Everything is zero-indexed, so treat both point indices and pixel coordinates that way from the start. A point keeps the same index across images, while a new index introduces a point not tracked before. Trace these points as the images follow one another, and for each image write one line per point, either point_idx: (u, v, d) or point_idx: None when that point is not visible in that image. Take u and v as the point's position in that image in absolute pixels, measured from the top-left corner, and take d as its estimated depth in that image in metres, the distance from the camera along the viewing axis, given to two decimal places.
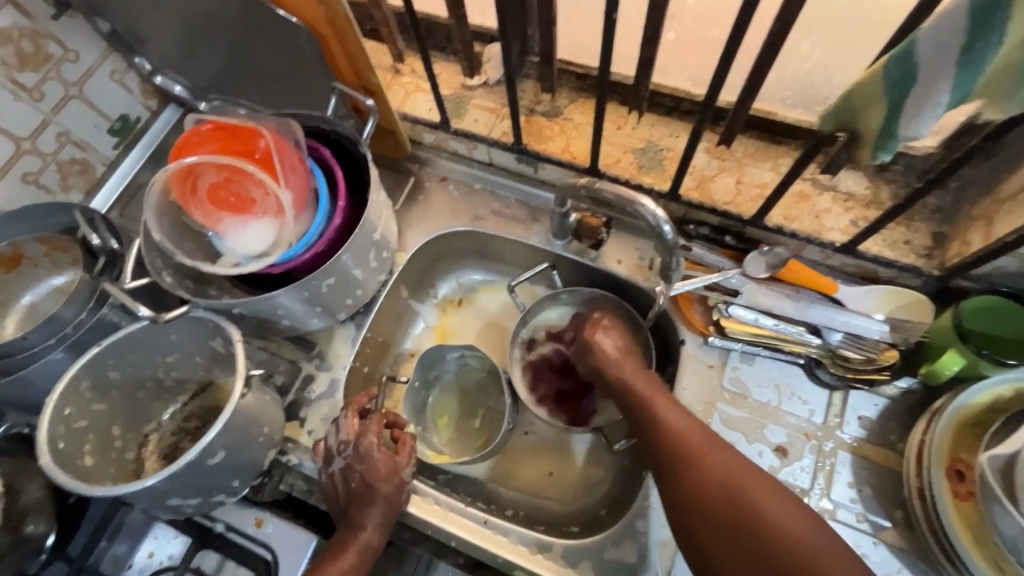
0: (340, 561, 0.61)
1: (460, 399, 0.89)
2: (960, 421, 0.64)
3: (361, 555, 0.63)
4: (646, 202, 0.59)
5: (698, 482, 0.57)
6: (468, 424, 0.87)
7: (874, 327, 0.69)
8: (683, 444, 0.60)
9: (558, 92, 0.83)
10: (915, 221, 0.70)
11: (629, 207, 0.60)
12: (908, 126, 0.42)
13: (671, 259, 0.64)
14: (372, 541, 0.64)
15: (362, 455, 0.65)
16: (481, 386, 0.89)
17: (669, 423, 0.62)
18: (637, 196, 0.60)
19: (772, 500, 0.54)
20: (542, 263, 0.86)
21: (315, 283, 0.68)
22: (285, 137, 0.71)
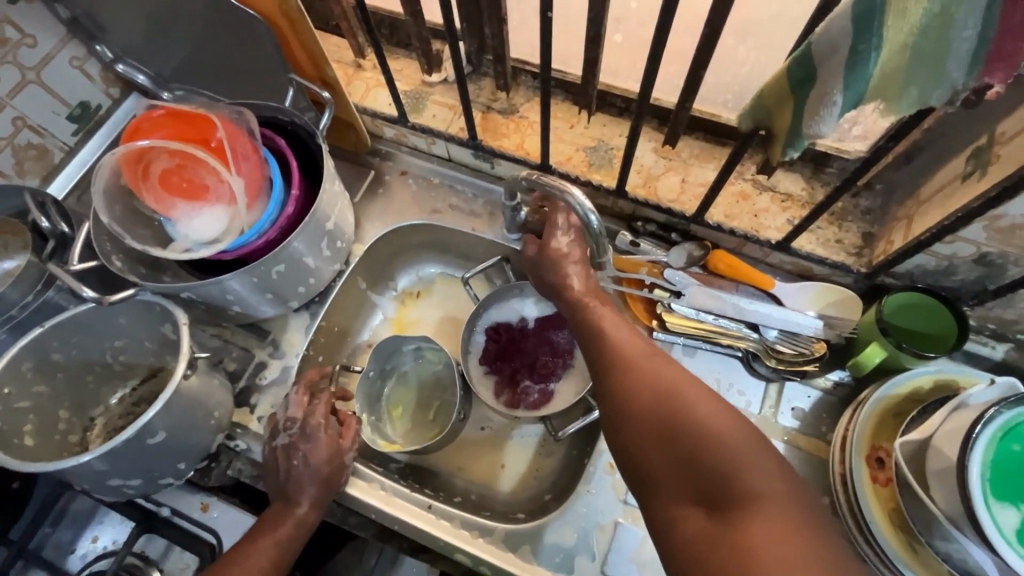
0: (278, 532, 0.63)
1: (416, 391, 0.90)
2: (881, 411, 0.67)
3: (298, 529, 0.64)
4: (575, 192, 0.63)
5: (647, 407, 0.52)
6: (422, 415, 0.88)
7: (808, 323, 0.72)
8: (638, 368, 0.56)
9: (514, 90, 0.86)
10: (847, 222, 0.74)
11: (559, 196, 0.64)
12: (811, 124, 0.45)
13: (598, 247, 0.67)
14: (306, 517, 0.65)
15: (306, 432, 0.68)
16: (436, 377, 0.90)
17: (627, 352, 0.58)
18: (566, 186, 0.63)
19: (718, 419, 0.49)
20: (496, 256, 0.89)
21: (265, 269, 0.69)
22: (238, 125, 0.72)
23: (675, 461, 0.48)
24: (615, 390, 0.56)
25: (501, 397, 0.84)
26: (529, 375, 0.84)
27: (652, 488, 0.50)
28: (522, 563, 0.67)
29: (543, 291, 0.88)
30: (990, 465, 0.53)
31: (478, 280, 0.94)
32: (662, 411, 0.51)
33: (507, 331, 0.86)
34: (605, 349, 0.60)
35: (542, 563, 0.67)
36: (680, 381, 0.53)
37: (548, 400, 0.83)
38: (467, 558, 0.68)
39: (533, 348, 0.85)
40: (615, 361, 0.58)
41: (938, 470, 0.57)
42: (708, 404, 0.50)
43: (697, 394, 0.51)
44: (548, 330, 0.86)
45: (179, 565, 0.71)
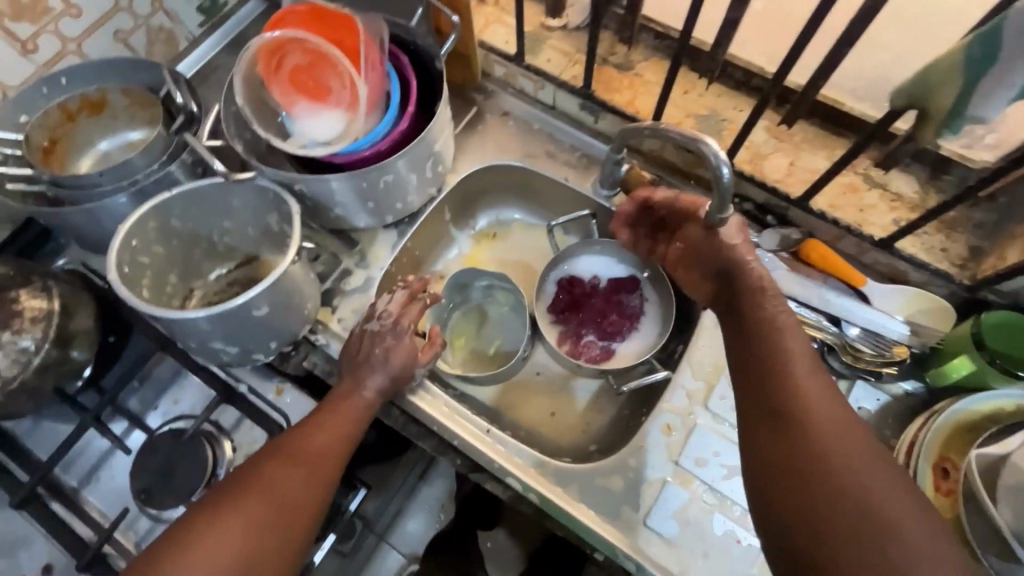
0: (348, 410, 0.66)
1: (480, 327, 0.92)
2: (956, 424, 0.66)
3: (365, 410, 0.67)
4: (709, 141, 0.64)
5: (826, 468, 0.49)
6: (483, 349, 0.91)
7: (895, 328, 0.72)
8: (821, 423, 0.52)
9: (634, 47, 0.85)
10: (956, 232, 0.72)
11: (691, 144, 0.65)
12: (977, 106, 0.45)
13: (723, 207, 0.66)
14: (373, 403, 0.68)
15: (396, 327, 0.71)
16: (501, 316, 0.92)
17: (810, 400, 0.54)
18: (699, 136, 0.65)
19: (909, 517, 0.46)
20: (582, 210, 0.89)
21: (373, 177, 0.72)
22: (370, 35, 0.73)
23: (844, 540, 0.46)
24: (782, 434, 0.53)
25: (564, 345, 0.86)
26: (595, 330, 0.86)
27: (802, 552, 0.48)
28: (569, 499, 0.70)
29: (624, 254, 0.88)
30: None
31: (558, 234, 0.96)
32: (829, 472, 0.49)
33: (581, 283, 0.88)
34: (783, 389, 0.55)
35: (587, 502, 0.70)
36: (866, 459, 0.49)
37: (610, 356, 0.85)
38: (517, 484, 0.71)
39: (603, 306, 0.86)
40: (790, 404, 0.54)
41: (1014, 485, 0.56)
42: (900, 501, 0.47)
43: (883, 480, 0.48)
44: (621, 292, 0.87)
45: (248, 439, 0.76)
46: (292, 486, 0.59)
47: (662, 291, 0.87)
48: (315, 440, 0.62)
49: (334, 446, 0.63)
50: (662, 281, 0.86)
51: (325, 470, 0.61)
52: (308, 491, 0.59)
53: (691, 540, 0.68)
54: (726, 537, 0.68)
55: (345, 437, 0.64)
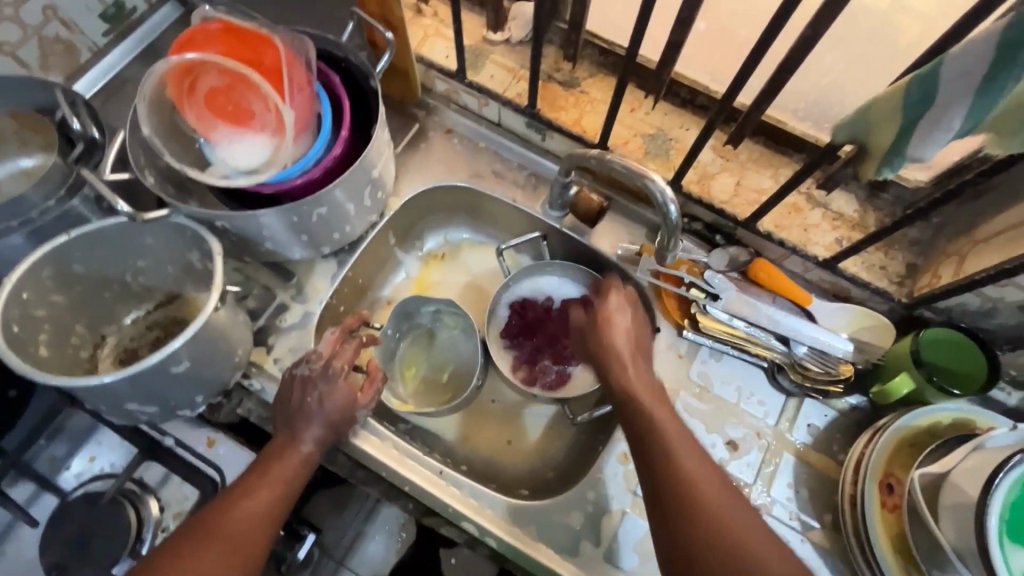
0: (284, 466, 0.61)
1: (430, 354, 0.88)
2: (899, 440, 0.68)
3: (303, 466, 0.62)
4: (657, 178, 0.63)
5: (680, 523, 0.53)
6: (435, 377, 0.87)
7: (839, 345, 0.72)
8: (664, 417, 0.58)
9: (579, 63, 0.82)
10: (893, 250, 0.74)
11: (638, 181, 0.64)
12: (916, 147, 0.44)
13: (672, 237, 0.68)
14: (311, 456, 0.63)
15: (327, 372, 0.65)
16: (452, 341, 0.88)
17: (657, 402, 0.60)
18: (647, 172, 0.64)
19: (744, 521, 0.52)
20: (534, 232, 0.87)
21: (306, 211, 0.66)
22: (295, 53, 0.67)
23: None
24: (656, 449, 0.56)
25: (517, 373, 0.83)
26: (550, 355, 0.83)
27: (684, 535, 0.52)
28: (527, 539, 0.68)
29: (575, 275, 0.86)
30: (1010, 506, 0.54)
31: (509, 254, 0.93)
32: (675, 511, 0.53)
33: (532, 305, 0.84)
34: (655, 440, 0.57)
35: (547, 542, 0.68)
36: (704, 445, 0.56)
37: (565, 382, 0.83)
38: (473, 527, 0.68)
39: (557, 329, 0.83)
40: (662, 450, 0.56)
41: (953, 505, 0.58)
42: (734, 510, 0.52)
43: (718, 482, 0.54)
44: None
45: (177, 496, 0.69)
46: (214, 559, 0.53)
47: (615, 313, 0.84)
48: (243, 508, 0.57)
49: (264, 517, 0.57)
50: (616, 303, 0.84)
51: (252, 544, 0.55)
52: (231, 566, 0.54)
53: (653, 572, 0.67)
54: None
55: (279, 502, 0.59)
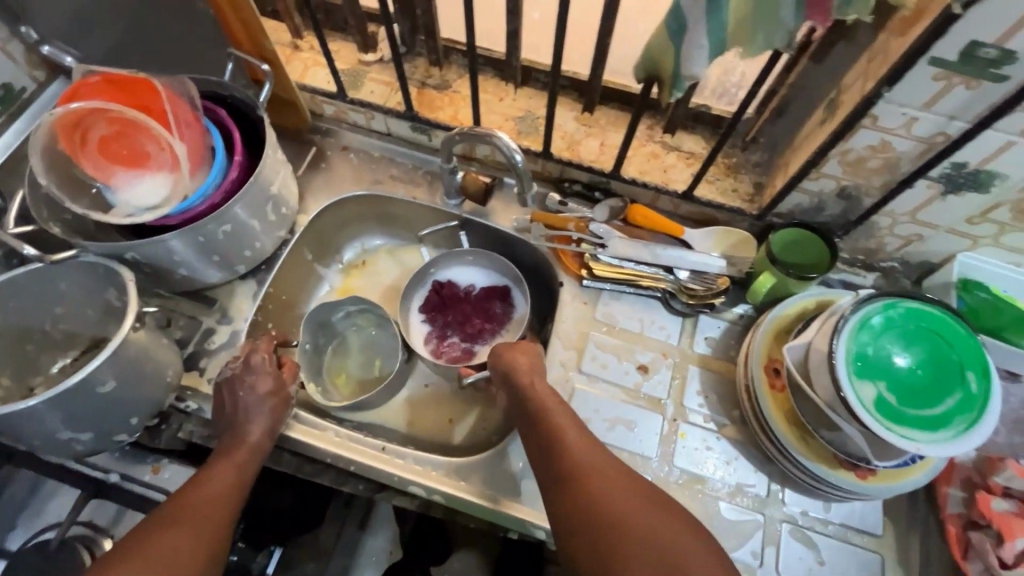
0: (235, 457, 0.65)
1: (357, 356, 0.94)
2: (777, 328, 0.78)
3: (252, 455, 0.67)
4: (501, 136, 0.72)
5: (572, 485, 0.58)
6: (367, 376, 0.92)
7: (713, 262, 0.82)
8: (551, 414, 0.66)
9: (447, 68, 0.92)
10: (741, 174, 0.85)
11: (486, 138, 0.72)
12: (688, 67, 0.55)
13: (524, 182, 0.77)
14: (259, 444, 0.68)
15: (250, 365, 0.71)
16: (374, 338, 0.94)
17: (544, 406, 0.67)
18: (494, 131, 0.72)
19: (621, 488, 0.56)
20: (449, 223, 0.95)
21: (210, 229, 0.71)
22: (178, 93, 0.74)
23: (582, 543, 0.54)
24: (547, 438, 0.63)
25: (429, 346, 0.91)
26: (459, 332, 0.91)
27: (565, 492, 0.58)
28: (472, 490, 0.72)
29: (495, 264, 0.93)
30: (854, 349, 0.63)
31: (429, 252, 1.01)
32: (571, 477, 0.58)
33: (448, 289, 0.92)
34: (571, 469, 0.59)
35: (491, 489, 0.72)
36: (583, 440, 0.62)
37: (470, 357, 0.89)
38: (420, 490, 0.73)
39: (471, 310, 0.91)
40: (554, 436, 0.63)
41: (818, 365, 0.67)
42: (616, 482, 0.57)
43: (598, 462, 0.59)
44: (489, 298, 0.92)
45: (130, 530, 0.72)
46: (181, 544, 0.55)
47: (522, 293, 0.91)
48: (203, 499, 0.60)
49: (223, 498, 0.62)
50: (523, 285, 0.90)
51: (218, 524, 0.59)
52: (196, 553, 0.55)
53: None
54: None
55: (236, 487, 0.63)
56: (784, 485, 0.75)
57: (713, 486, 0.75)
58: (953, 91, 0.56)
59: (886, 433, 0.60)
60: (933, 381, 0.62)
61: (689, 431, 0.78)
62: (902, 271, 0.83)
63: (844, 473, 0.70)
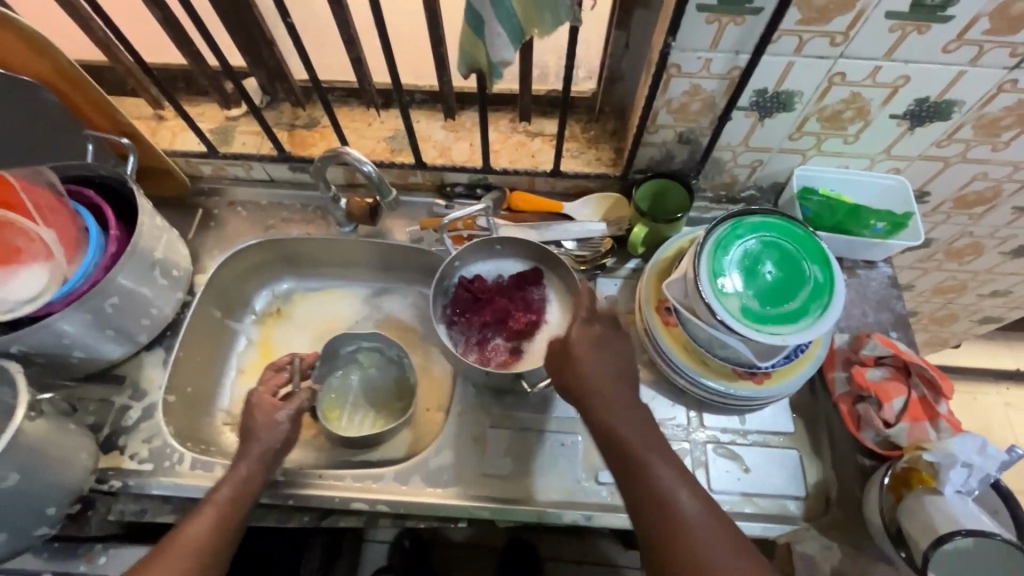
0: (226, 490, 0.68)
1: (356, 393, 0.93)
2: (661, 271, 0.84)
3: (244, 484, 0.69)
4: (349, 150, 0.76)
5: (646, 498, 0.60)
6: (360, 415, 0.91)
7: (595, 227, 0.88)
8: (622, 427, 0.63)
9: (313, 106, 0.97)
10: (600, 143, 0.93)
11: (335, 155, 0.77)
12: (499, 54, 0.61)
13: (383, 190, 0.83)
14: (250, 475, 0.70)
15: (249, 406, 0.77)
16: (371, 379, 0.94)
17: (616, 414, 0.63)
18: (341, 149, 0.77)
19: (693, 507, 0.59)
20: (357, 257, 0.99)
21: (97, 305, 0.72)
22: (38, 184, 0.75)
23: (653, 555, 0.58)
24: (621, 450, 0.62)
25: (471, 357, 0.83)
26: (502, 332, 0.83)
27: (638, 505, 0.60)
28: (416, 491, 0.74)
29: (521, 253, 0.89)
30: (714, 270, 0.69)
31: (344, 292, 1.04)
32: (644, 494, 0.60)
33: (475, 291, 0.84)
34: (655, 491, 0.59)
35: (432, 485, 0.75)
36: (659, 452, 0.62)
37: (519, 356, 0.83)
38: (365, 505, 0.74)
39: (508, 304, 0.84)
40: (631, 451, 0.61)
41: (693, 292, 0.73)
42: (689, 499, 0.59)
43: (676, 477, 0.60)
44: (524, 287, 0.86)
45: None
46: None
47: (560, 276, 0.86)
48: (198, 530, 0.65)
49: (216, 529, 0.65)
50: (559, 268, 0.86)
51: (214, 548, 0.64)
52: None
53: (527, 466, 0.76)
54: (553, 447, 0.77)
55: (224, 513, 0.67)
56: (700, 410, 0.81)
57: None
58: (727, 30, 0.65)
59: (756, 336, 0.66)
60: (790, 278, 0.69)
61: None
62: (759, 196, 0.92)
63: (744, 383, 0.77)
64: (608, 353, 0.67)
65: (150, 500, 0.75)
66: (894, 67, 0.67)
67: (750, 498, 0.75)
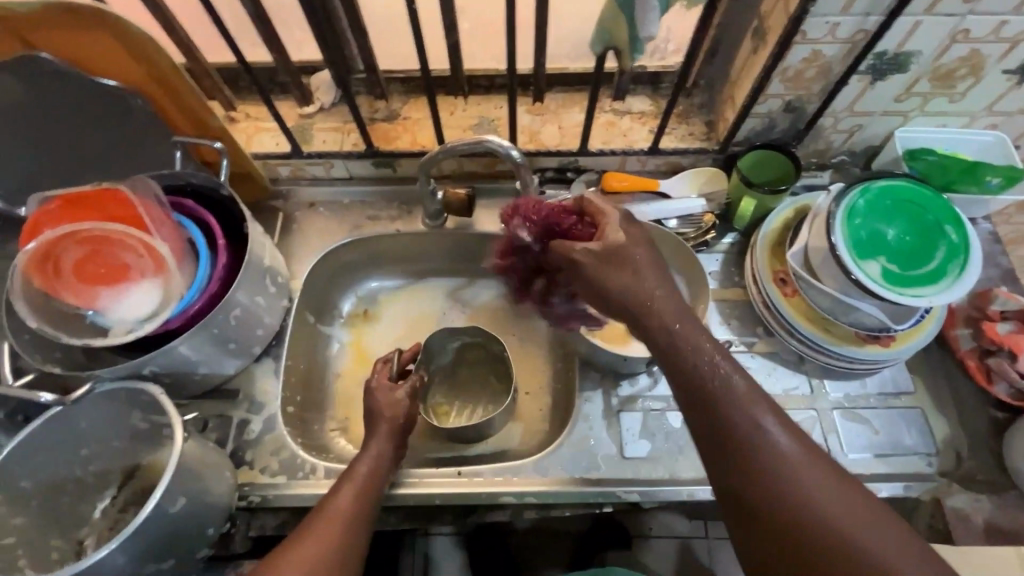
0: (360, 468, 0.69)
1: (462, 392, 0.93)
2: (771, 243, 0.84)
3: (378, 464, 0.70)
4: (492, 138, 0.75)
5: (729, 442, 0.51)
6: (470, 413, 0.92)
7: (696, 203, 0.87)
8: (686, 352, 0.55)
9: (390, 98, 0.93)
10: (691, 118, 0.91)
11: (480, 147, 0.75)
12: (644, 30, 0.60)
13: (528, 180, 0.79)
14: (383, 452, 0.71)
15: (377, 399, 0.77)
16: (476, 378, 0.94)
17: (673, 341, 0.56)
18: (483, 138, 0.75)
19: (799, 461, 0.50)
20: (442, 250, 0.97)
21: (222, 318, 0.69)
22: (142, 196, 0.71)
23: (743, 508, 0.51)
24: (686, 381, 0.54)
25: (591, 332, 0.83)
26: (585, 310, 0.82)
27: (720, 455, 0.52)
28: (558, 481, 0.74)
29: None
30: (848, 237, 0.70)
31: (427, 287, 1.01)
32: (727, 434, 0.51)
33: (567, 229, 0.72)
34: (729, 435, 0.51)
35: (574, 473, 0.75)
36: (745, 394, 0.53)
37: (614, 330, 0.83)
38: (510, 498, 0.74)
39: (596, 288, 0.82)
40: (699, 378, 0.54)
41: (822, 260, 0.74)
42: (793, 452, 0.50)
43: (757, 419, 0.51)
44: None
45: None
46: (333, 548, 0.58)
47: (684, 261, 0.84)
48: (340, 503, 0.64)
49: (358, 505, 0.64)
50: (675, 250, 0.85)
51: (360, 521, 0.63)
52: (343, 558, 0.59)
53: (664, 446, 0.76)
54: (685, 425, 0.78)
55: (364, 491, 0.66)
56: (823, 378, 0.81)
57: None
58: None
59: (902, 299, 0.67)
60: (922, 241, 0.70)
61: (727, 360, 0.83)
62: (850, 162, 0.92)
63: (873, 347, 0.78)
64: (652, 272, 0.59)
65: (287, 513, 0.74)
66: (1020, 22, 0.67)
67: (886, 458, 0.76)
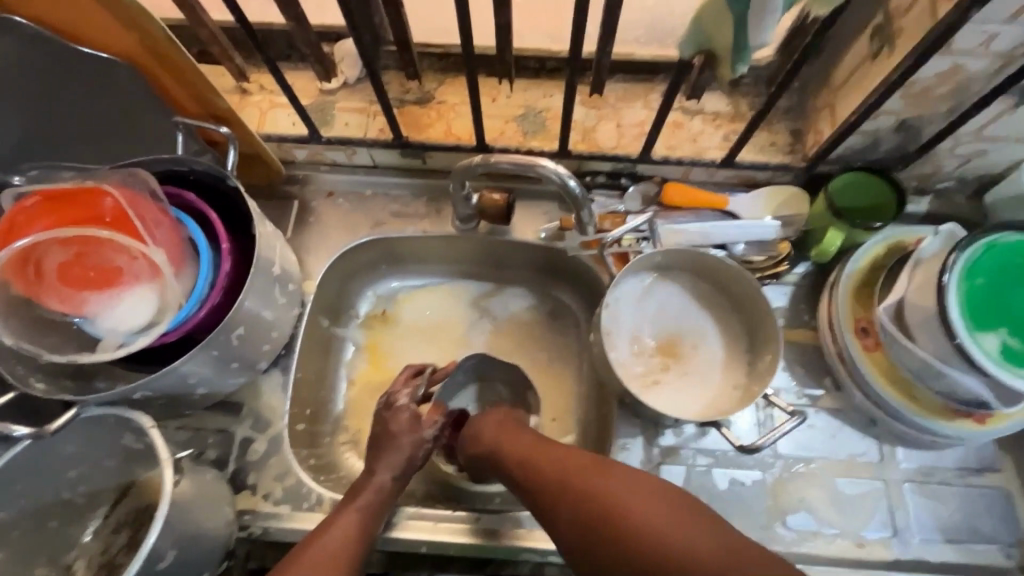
0: (361, 498, 0.63)
1: None
2: (854, 285, 0.72)
3: (381, 494, 0.64)
4: (547, 163, 0.64)
5: (589, 513, 0.53)
6: None
7: (768, 227, 0.75)
8: (551, 470, 0.58)
9: (424, 77, 0.81)
10: (775, 124, 0.78)
11: (532, 171, 0.65)
12: (755, 36, 0.47)
13: (584, 213, 0.69)
14: (384, 483, 0.64)
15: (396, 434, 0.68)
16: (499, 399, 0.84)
17: (541, 464, 0.59)
18: (537, 159, 0.65)
19: (639, 502, 0.51)
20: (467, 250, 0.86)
21: (224, 338, 0.62)
22: (135, 192, 0.62)
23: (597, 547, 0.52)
24: (559, 490, 0.57)
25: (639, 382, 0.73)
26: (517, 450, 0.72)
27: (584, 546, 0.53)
28: None
29: (710, 277, 0.76)
30: (965, 301, 0.58)
31: (452, 287, 0.90)
32: (589, 516, 0.53)
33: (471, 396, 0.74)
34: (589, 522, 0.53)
35: None
36: (595, 483, 0.55)
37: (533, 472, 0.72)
38: (533, 554, 0.66)
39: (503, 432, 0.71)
40: (561, 485, 0.56)
41: (922, 322, 0.62)
42: (637, 497, 0.52)
43: (611, 489, 0.54)
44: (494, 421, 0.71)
45: None
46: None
47: (749, 301, 0.73)
48: (336, 532, 0.59)
49: (354, 537, 0.59)
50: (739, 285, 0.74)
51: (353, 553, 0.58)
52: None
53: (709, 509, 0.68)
54: (732, 486, 0.69)
55: (367, 518, 0.61)
56: (896, 444, 0.71)
57: (825, 465, 0.70)
58: None
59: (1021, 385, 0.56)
60: None
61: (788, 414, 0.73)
62: (958, 189, 0.78)
63: (963, 423, 0.67)
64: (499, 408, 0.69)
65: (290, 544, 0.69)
66: None
67: (958, 545, 0.67)
